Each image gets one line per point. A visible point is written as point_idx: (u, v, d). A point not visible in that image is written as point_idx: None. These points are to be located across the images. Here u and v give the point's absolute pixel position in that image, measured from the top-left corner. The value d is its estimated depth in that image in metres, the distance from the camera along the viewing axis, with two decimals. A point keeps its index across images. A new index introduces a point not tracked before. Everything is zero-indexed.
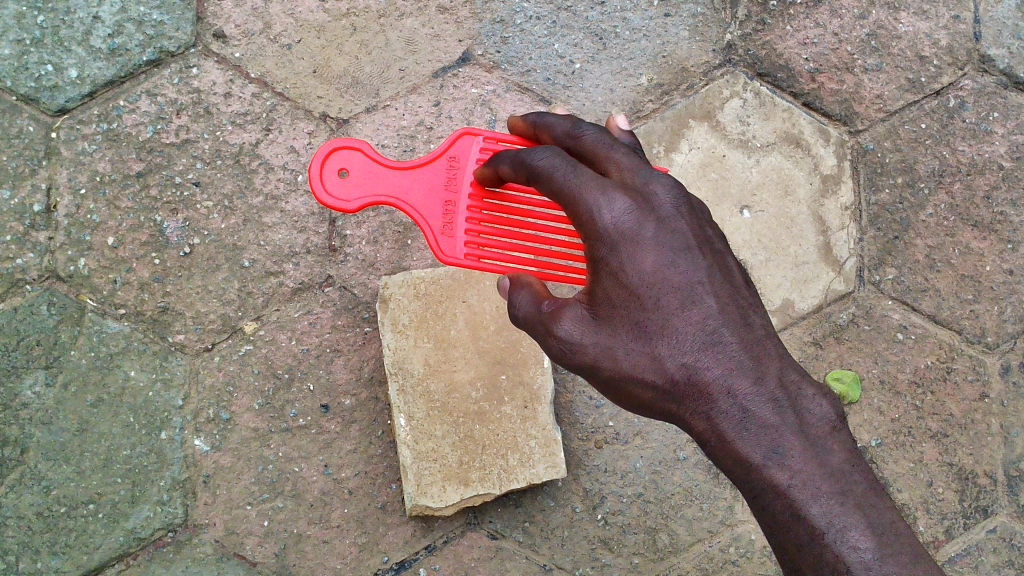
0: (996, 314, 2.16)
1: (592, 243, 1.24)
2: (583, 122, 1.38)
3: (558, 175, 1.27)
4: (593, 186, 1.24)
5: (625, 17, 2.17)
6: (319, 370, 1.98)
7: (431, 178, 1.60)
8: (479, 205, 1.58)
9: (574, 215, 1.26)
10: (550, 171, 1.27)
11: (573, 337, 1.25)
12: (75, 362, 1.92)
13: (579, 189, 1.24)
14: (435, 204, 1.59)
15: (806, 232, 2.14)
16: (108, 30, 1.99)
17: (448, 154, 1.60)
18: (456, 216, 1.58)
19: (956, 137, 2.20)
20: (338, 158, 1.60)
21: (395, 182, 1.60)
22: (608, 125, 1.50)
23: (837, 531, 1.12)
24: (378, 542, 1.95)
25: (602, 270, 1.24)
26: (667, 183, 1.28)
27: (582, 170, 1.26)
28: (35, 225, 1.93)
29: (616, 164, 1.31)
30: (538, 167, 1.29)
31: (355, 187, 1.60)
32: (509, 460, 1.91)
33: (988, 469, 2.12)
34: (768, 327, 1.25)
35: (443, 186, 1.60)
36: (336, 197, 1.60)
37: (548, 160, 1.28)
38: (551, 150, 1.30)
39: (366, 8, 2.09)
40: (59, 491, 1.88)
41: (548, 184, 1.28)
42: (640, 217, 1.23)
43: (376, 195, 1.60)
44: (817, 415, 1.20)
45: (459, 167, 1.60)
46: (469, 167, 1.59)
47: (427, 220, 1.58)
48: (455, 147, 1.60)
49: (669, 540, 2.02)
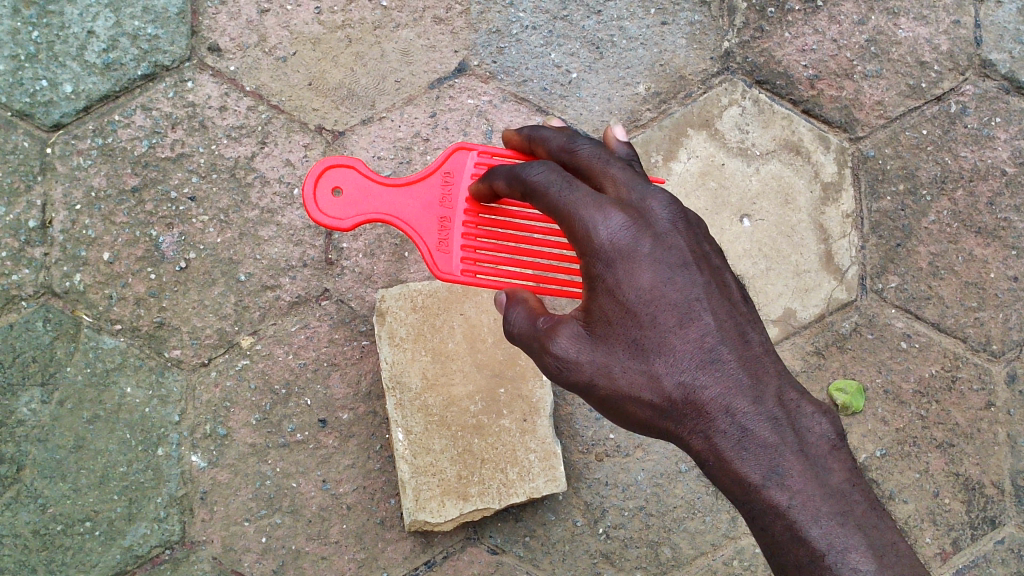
0: (1001, 321, 2.14)
1: (588, 260, 1.22)
2: (578, 136, 1.36)
3: (553, 191, 1.25)
4: (588, 203, 1.22)
5: (621, 25, 2.16)
6: (316, 385, 1.97)
7: (425, 194, 1.60)
8: (475, 219, 1.56)
9: (570, 231, 1.24)
10: (546, 187, 1.26)
11: (569, 355, 1.22)
12: (71, 379, 1.90)
13: (574, 205, 1.23)
14: (430, 221, 1.59)
15: (807, 240, 2.12)
16: (103, 45, 1.98)
17: (443, 169, 1.59)
18: (451, 231, 1.57)
19: (958, 143, 2.18)
20: (331, 175, 1.61)
21: (389, 199, 1.60)
22: (606, 136, 1.47)
23: (838, 553, 1.10)
24: (377, 559, 1.93)
25: (597, 287, 1.22)
26: (664, 198, 1.26)
27: (578, 187, 1.24)
28: (31, 240, 1.92)
29: (611, 179, 1.29)
30: (534, 183, 1.28)
31: (349, 205, 1.61)
32: (508, 474, 1.89)
33: (995, 479, 2.09)
34: (765, 343, 1.23)
35: (438, 203, 1.59)
36: (331, 215, 1.60)
37: (544, 176, 1.27)
38: (547, 165, 1.28)
39: (361, 20, 2.08)
40: (56, 509, 1.87)
41: (544, 200, 1.27)
42: (636, 233, 1.21)
43: (370, 213, 1.60)
44: (817, 434, 1.18)
45: (453, 182, 1.59)
46: (463, 183, 1.58)
47: (421, 237, 1.58)
48: (450, 162, 1.59)
49: (672, 554, 2.00)
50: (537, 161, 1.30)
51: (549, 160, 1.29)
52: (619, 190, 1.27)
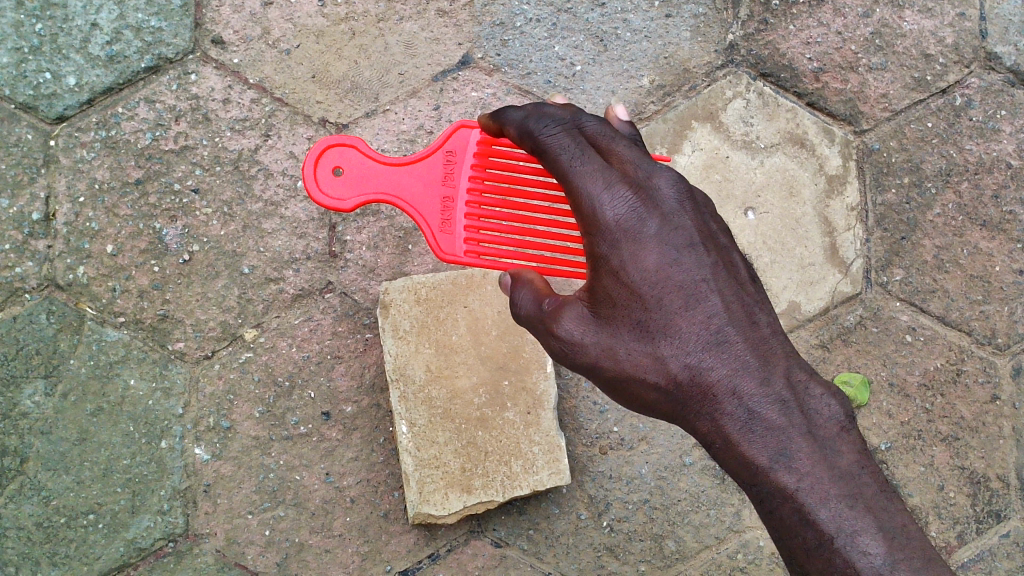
0: (1006, 315, 2.13)
1: (593, 238, 1.22)
2: (583, 112, 1.33)
3: (564, 158, 1.25)
4: (597, 175, 1.23)
5: (625, 18, 2.15)
6: (320, 378, 1.96)
7: (428, 173, 1.57)
8: (479, 199, 1.55)
9: (576, 207, 1.25)
10: (557, 152, 1.26)
11: (574, 336, 1.23)
12: (74, 371, 1.90)
13: (582, 177, 1.23)
14: (432, 201, 1.57)
15: (811, 233, 2.11)
16: (106, 37, 1.98)
17: (445, 148, 1.58)
18: (454, 212, 1.56)
19: (963, 136, 2.17)
20: (332, 155, 1.58)
21: (392, 178, 1.57)
22: (608, 117, 1.49)
23: (847, 536, 1.09)
24: (380, 552, 1.92)
25: (602, 267, 1.22)
26: (670, 176, 1.25)
27: (587, 158, 1.25)
28: (34, 233, 1.91)
29: (617, 156, 1.27)
30: (545, 148, 1.28)
31: (350, 185, 1.58)
32: (512, 467, 1.88)
33: (1000, 473, 2.08)
34: (774, 325, 1.23)
35: (441, 181, 1.57)
36: (331, 196, 1.57)
37: (557, 139, 1.27)
38: (563, 130, 1.28)
39: (365, 12, 2.08)
40: (59, 501, 1.86)
41: (553, 164, 1.27)
42: (641, 213, 1.21)
43: (371, 194, 1.57)
44: (826, 415, 1.17)
45: (456, 161, 1.57)
46: (467, 162, 1.57)
47: (424, 218, 1.56)
48: (453, 141, 1.58)
49: (676, 547, 1.99)
50: (547, 125, 1.29)
51: (565, 120, 1.29)
52: (625, 167, 1.25)
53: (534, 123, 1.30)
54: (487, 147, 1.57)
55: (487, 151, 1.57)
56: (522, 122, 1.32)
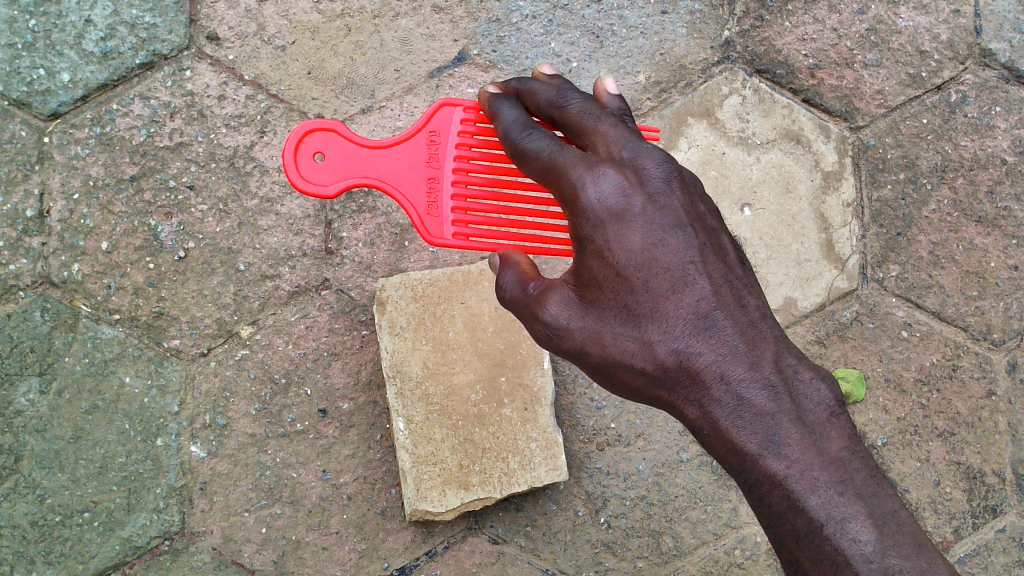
0: (1002, 310, 2.14)
1: (578, 221, 1.20)
2: (567, 90, 1.33)
3: (546, 154, 1.25)
4: (580, 159, 1.21)
5: (621, 14, 2.15)
6: (316, 374, 1.96)
7: (411, 154, 1.56)
8: (465, 178, 1.53)
9: (559, 192, 1.23)
10: (538, 151, 1.27)
11: (559, 321, 1.22)
12: (69, 369, 1.89)
13: (567, 163, 1.22)
14: (417, 183, 1.55)
15: (808, 229, 2.12)
16: (101, 33, 1.97)
17: (428, 129, 1.56)
18: (440, 194, 1.54)
19: (958, 132, 2.18)
20: (313, 141, 1.57)
21: (374, 161, 1.55)
22: (596, 89, 1.37)
23: (837, 523, 1.09)
24: (378, 549, 1.92)
25: (587, 249, 1.20)
26: (657, 155, 1.23)
27: (568, 148, 1.24)
28: (28, 230, 1.90)
29: (602, 137, 1.26)
30: (528, 149, 1.28)
31: (333, 170, 1.57)
32: (509, 463, 1.88)
33: (997, 467, 2.09)
34: (762, 309, 1.22)
35: (425, 162, 1.56)
36: (314, 182, 1.56)
37: (538, 142, 1.28)
38: (543, 131, 1.29)
39: (360, 9, 2.07)
40: (54, 500, 1.85)
41: (536, 163, 1.27)
42: (627, 192, 1.19)
43: (354, 178, 1.56)
44: (815, 400, 1.16)
45: (440, 141, 1.56)
46: (450, 141, 1.55)
47: (410, 200, 1.54)
48: (435, 120, 1.56)
49: (673, 543, 1.99)
50: (528, 129, 1.30)
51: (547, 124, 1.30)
52: (610, 149, 1.24)
53: (517, 130, 1.32)
54: (472, 124, 1.54)
55: (472, 129, 1.54)
56: (509, 124, 1.34)
